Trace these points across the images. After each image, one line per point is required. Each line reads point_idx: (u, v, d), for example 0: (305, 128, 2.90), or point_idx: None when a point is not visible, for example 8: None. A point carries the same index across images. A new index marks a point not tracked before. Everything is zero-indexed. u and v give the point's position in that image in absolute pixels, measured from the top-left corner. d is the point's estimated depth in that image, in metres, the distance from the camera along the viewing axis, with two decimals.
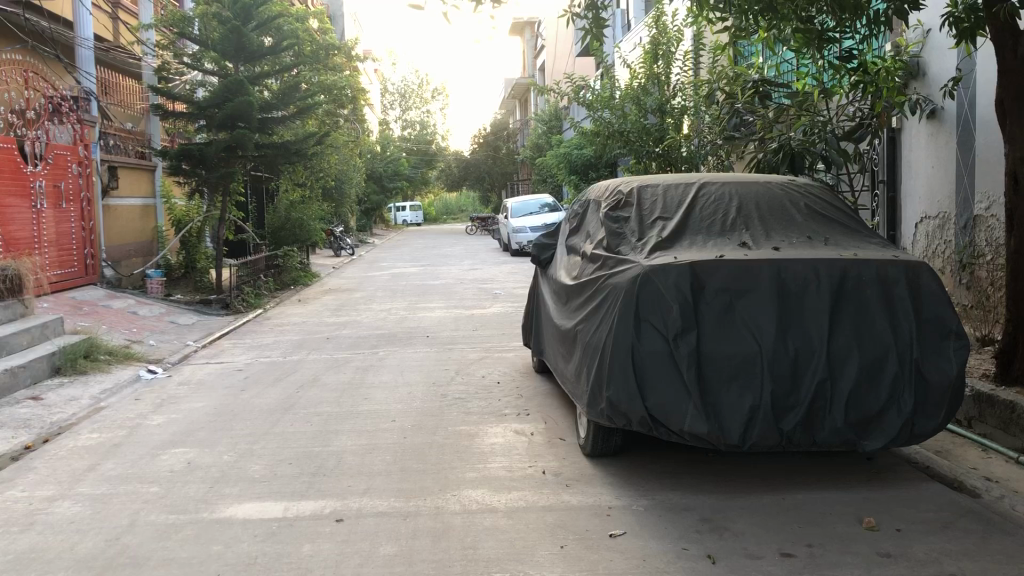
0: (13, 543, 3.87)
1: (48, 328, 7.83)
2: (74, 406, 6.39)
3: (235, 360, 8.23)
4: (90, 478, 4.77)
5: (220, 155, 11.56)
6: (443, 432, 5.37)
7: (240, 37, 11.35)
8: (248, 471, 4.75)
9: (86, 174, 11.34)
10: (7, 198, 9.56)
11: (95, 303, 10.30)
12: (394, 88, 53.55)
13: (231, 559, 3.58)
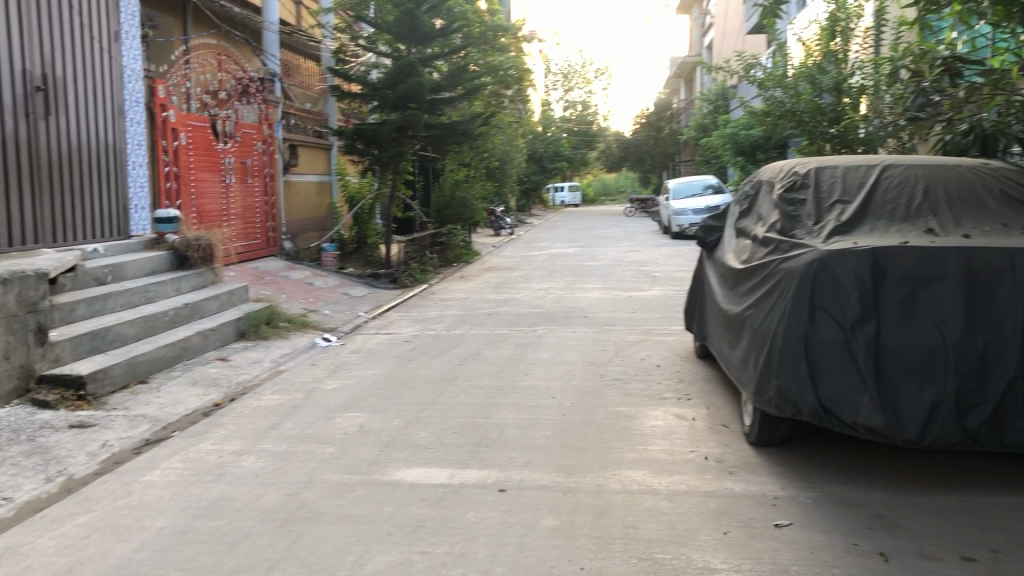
0: (206, 492, 4.21)
1: (234, 295, 8.40)
2: (258, 369, 6.84)
3: (402, 332, 8.56)
4: (272, 435, 5.11)
5: (391, 135, 11.96)
6: (602, 412, 5.39)
7: (412, 19, 11.69)
8: (416, 437, 4.94)
9: (269, 152, 12.07)
10: (200, 173, 10.30)
11: (276, 274, 10.95)
12: (557, 69, 53.74)
13: (401, 521, 3.74)
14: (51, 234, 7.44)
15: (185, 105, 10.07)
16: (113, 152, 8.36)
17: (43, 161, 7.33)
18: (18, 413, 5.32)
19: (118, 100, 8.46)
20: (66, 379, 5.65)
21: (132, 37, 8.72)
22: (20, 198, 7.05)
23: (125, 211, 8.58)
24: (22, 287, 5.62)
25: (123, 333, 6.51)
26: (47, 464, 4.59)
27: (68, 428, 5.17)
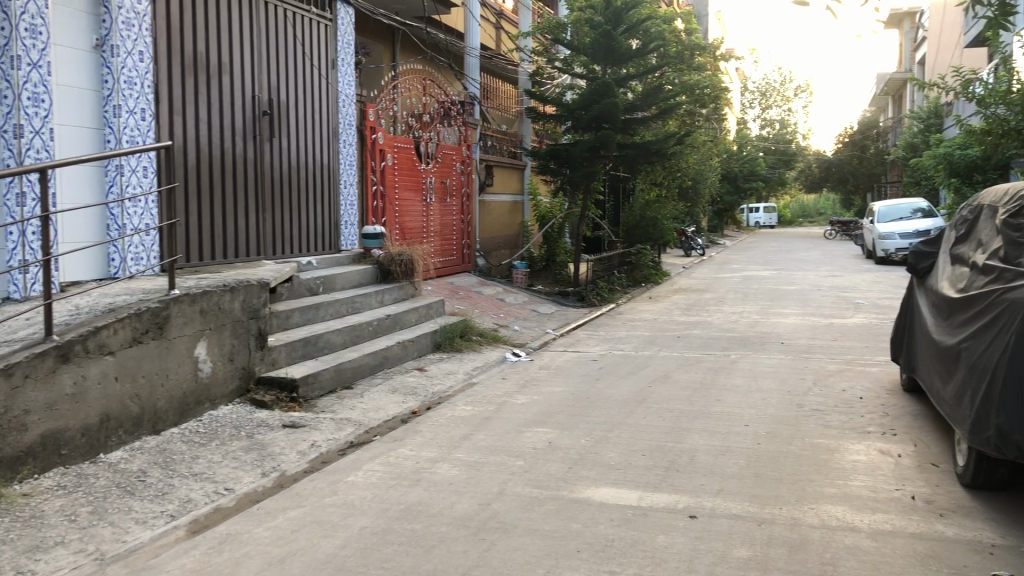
0: (405, 496, 4.41)
1: (432, 309, 8.75)
2: (452, 380, 7.09)
3: (591, 350, 8.61)
4: (465, 445, 5.28)
5: (584, 155, 12.13)
6: (799, 443, 5.20)
7: (609, 41, 11.79)
8: (605, 456, 4.96)
9: (467, 172, 12.50)
10: (404, 192, 10.82)
11: (470, 289, 11.31)
12: (755, 86, 52.40)
13: (590, 539, 3.77)
14: (271, 247, 8.05)
15: (391, 128, 10.63)
16: (327, 172, 8.95)
17: (266, 180, 7.96)
18: (240, 411, 5.81)
19: (333, 123, 9.06)
20: (281, 382, 6.10)
21: (348, 64, 9.27)
22: (246, 213, 7.68)
23: (337, 227, 9.15)
24: (246, 295, 6.07)
25: (331, 341, 6.94)
26: (264, 460, 4.97)
27: (281, 427, 5.57)
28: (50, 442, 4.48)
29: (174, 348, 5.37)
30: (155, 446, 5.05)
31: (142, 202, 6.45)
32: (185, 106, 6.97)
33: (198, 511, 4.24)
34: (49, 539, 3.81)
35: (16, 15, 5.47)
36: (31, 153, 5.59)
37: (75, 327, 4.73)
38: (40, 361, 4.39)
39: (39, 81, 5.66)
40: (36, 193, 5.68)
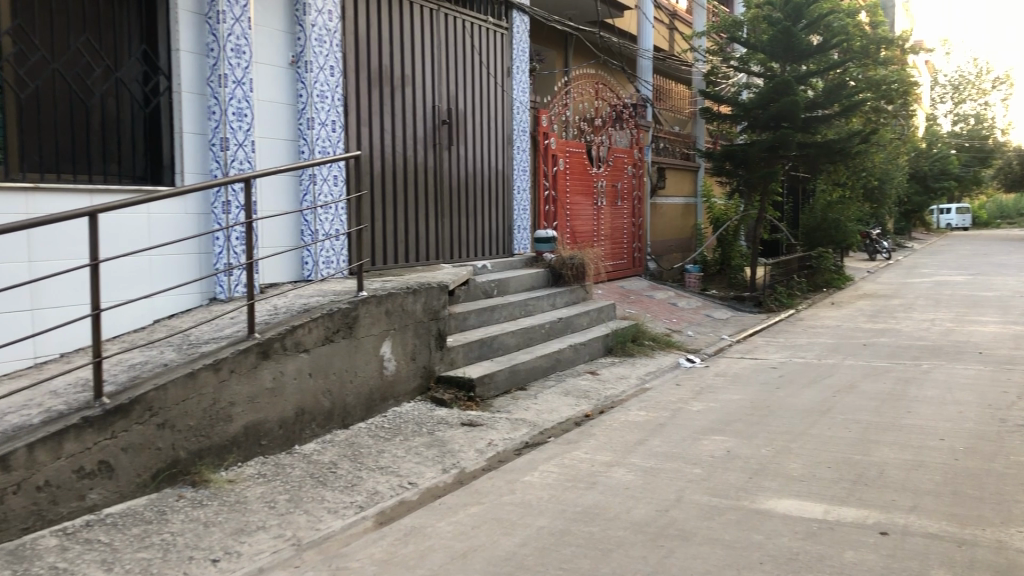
0: (582, 498, 4.44)
1: (604, 313, 8.75)
2: (625, 384, 7.07)
3: (769, 358, 8.34)
4: (640, 451, 5.25)
5: (762, 155, 11.85)
6: (1002, 461, 4.83)
7: (789, 37, 11.39)
8: (786, 467, 4.80)
9: (639, 175, 12.44)
10: (575, 196, 10.91)
11: (641, 293, 11.25)
12: (946, 79, 49.20)
13: (774, 551, 3.65)
14: (448, 251, 8.32)
15: (564, 133, 10.73)
16: (502, 177, 9.14)
17: (445, 186, 8.23)
18: (421, 408, 6.03)
19: (508, 130, 9.24)
20: (459, 381, 6.28)
21: (523, 72, 9.42)
22: (426, 219, 7.97)
23: (510, 231, 9.33)
24: (427, 297, 6.27)
25: (506, 343, 7.08)
26: (444, 456, 5.13)
27: (460, 425, 5.73)
28: (251, 433, 4.82)
29: (362, 346, 5.64)
30: (344, 439, 5.33)
31: (333, 209, 6.81)
32: (372, 117, 7.30)
33: (384, 503, 4.43)
34: (252, 523, 4.10)
35: (224, 37, 5.96)
36: (235, 164, 6.07)
37: (274, 326, 5.07)
38: (244, 356, 4.75)
39: (242, 98, 6.12)
40: (239, 202, 6.12)
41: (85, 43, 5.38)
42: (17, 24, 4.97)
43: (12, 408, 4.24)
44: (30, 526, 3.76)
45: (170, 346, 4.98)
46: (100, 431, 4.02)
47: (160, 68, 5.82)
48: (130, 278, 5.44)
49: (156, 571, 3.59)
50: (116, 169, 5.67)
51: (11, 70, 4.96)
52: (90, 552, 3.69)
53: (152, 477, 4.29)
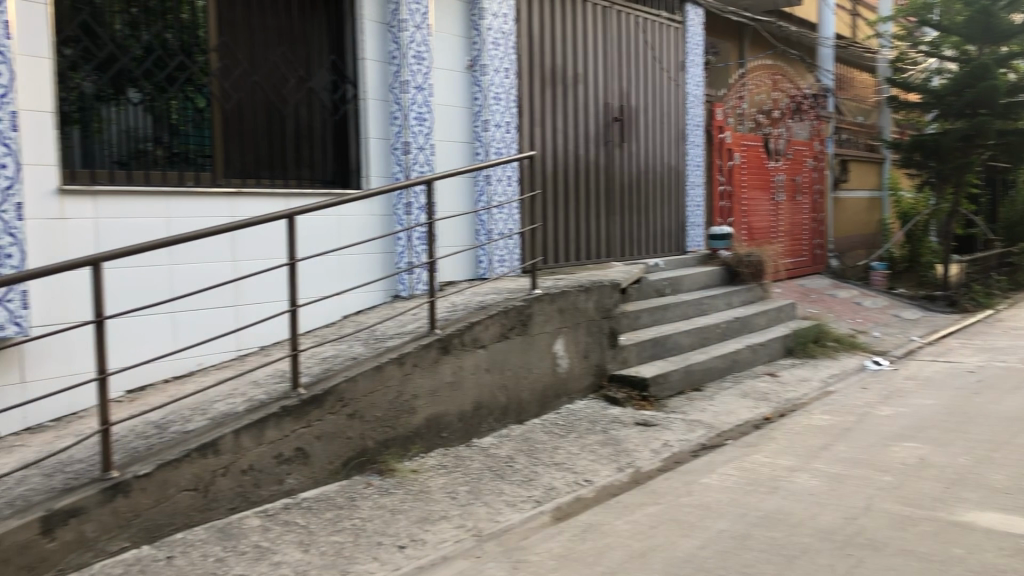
0: (763, 502, 4.31)
1: (783, 312, 8.45)
2: (806, 387, 6.81)
3: (966, 361, 7.80)
4: (825, 456, 5.04)
5: (957, 144, 11.09)
6: None
7: (987, 18, 10.70)
8: (989, 478, 4.48)
9: (820, 169, 11.96)
10: (752, 191, 10.61)
11: (822, 292, 10.80)
12: None
13: (976, 567, 3.42)
14: (620, 249, 8.30)
15: (740, 126, 10.47)
16: (675, 173, 9.03)
17: (618, 184, 8.22)
18: (596, 406, 6.06)
19: (682, 125, 9.12)
20: (633, 380, 6.24)
21: (697, 65, 9.27)
22: (598, 217, 7.99)
23: (683, 228, 9.21)
24: (600, 295, 6.28)
25: (680, 342, 6.98)
26: (619, 455, 5.12)
27: (635, 425, 5.71)
28: (432, 425, 4.99)
29: (536, 343, 5.72)
30: (521, 435, 5.42)
31: (507, 208, 6.94)
32: (546, 117, 7.40)
33: (561, 498, 4.47)
34: (435, 513, 4.24)
35: (406, 45, 6.19)
36: (416, 167, 6.30)
37: (453, 322, 5.23)
38: (426, 351, 4.92)
39: (423, 103, 6.34)
40: (420, 203, 6.33)
41: (281, 56, 5.75)
42: (222, 40, 5.40)
43: (220, 396, 4.59)
44: (236, 506, 4.06)
45: (357, 341, 5.23)
46: (296, 420, 4.28)
47: (347, 76, 6.13)
48: (320, 277, 5.77)
49: (348, 554, 3.78)
50: (309, 174, 6.02)
51: (217, 83, 5.39)
52: (289, 534, 3.94)
53: (344, 465, 4.53)
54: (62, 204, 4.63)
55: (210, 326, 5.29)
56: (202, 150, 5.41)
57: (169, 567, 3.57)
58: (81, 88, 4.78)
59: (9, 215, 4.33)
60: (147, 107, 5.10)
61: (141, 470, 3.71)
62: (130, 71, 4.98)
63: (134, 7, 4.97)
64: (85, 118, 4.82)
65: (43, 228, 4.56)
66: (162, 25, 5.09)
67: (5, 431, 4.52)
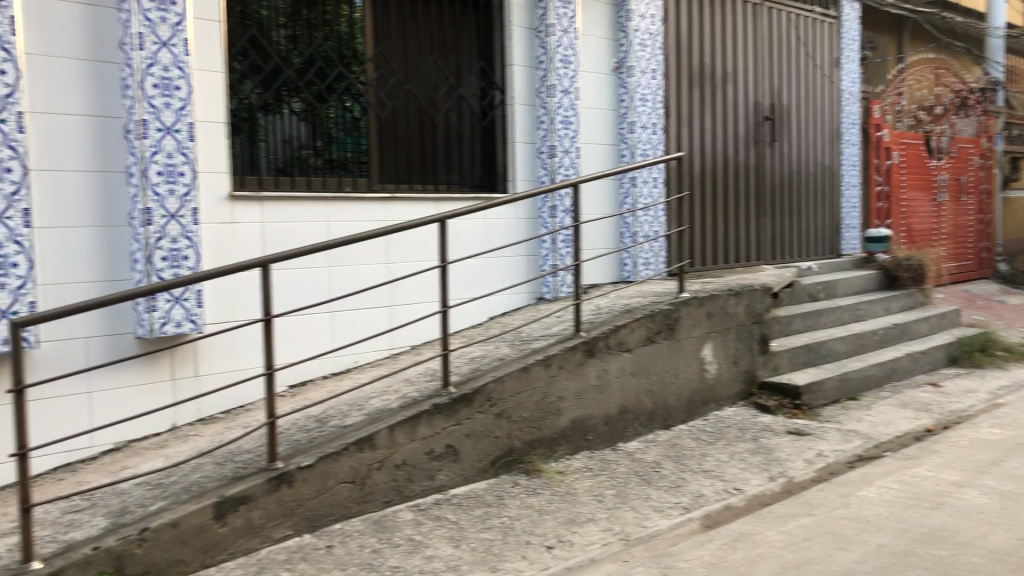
0: (927, 518, 4.11)
1: (946, 319, 8.00)
2: (973, 398, 6.43)
3: None
4: (995, 472, 4.75)
5: None
6: None
7: None
8: None
9: (987, 167, 11.27)
10: (912, 192, 10.10)
11: (990, 298, 10.16)
12: None
13: None
14: (770, 252, 8.08)
15: (898, 123, 10.01)
16: (828, 173, 8.71)
17: (768, 185, 8.01)
18: (744, 414, 5.92)
19: (836, 123, 8.79)
20: (784, 388, 6.06)
21: (853, 61, 8.90)
22: (746, 219, 7.81)
23: (837, 230, 8.87)
24: (750, 299, 6.13)
25: (835, 349, 6.73)
26: (770, 464, 4.98)
27: (786, 433, 5.54)
28: (579, 427, 5.02)
29: (683, 348, 5.64)
30: (667, 440, 5.37)
31: (653, 211, 6.89)
32: (693, 118, 7.29)
33: (709, 506, 4.40)
34: (582, 515, 4.26)
35: (553, 49, 6.23)
36: (562, 170, 6.32)
37: (600, 325, 5.23)
38: (572, 354, 4.95)
39: (569, 106, 6.37)
40: (566, 206, 6.35)
41: (432, 63, 5.92)
42: (378, 50, 5.61)
43: (375, 393, 4.77)
44: (390, 500, 4.20)
45: (505, 342, 5.31)
46: (447, 418, 4.39)
47: (496, 82, 6.24)
48: (468, 279, 5.91)
49: (498, 551, 3.85)
50: (458, 178, 6.17)
51: (373, 93, 5.60)
52: (440, 529, 4.05)
53: (492, 464, 4.61)
54: (232, 209, 4.93)
55: (365, 326, 5.50)
56: (358, 156, 5.62)
57: (329, 556, 3.74)
58: (248, 99, 5.07)
59: (186, 219, 4.64)
60: (308, 117, 5.34)
61: (304, 461, 3.90)
62: (294, 83, 5.24)
63: (297, 22, 5.24)
64: (251, 127, 5.12)
65: (215, 231, 4.87)
66: (322, 38, 5.33)
67: (181, 421, 4.85)
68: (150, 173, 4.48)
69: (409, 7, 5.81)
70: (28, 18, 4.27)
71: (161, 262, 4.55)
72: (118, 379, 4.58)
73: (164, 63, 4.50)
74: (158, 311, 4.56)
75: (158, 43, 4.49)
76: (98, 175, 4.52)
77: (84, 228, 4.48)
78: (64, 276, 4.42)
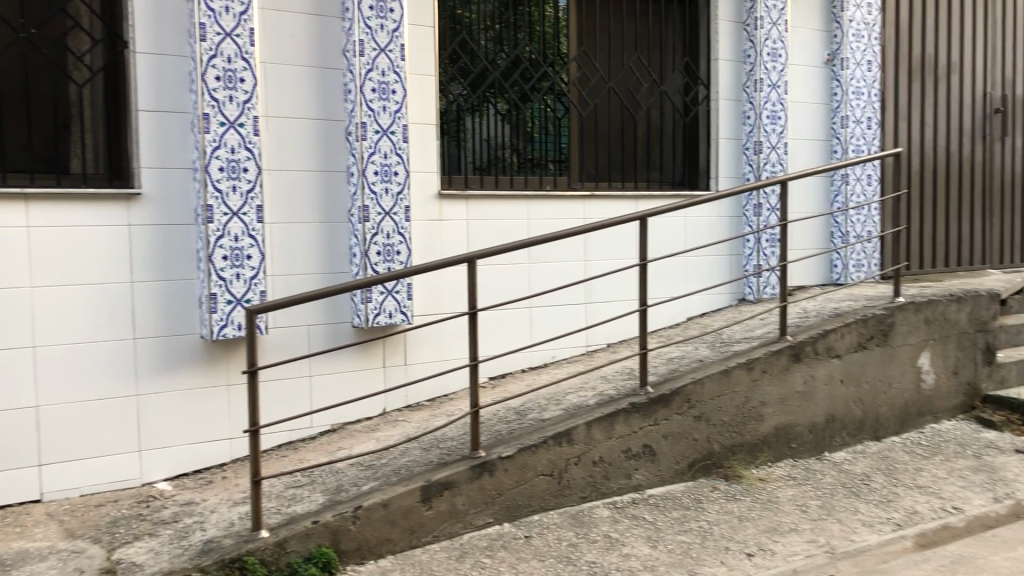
0: None
1: None
2: None
3: None
4: None
5: None
6: None
7: None
8: None
9: None
10: None
11: None
12: None
13: None
14: (998, 255, 7.46)
15: None
16: None
17: (996, 182, 7.40)
18: (965, 428, 5.51)
19: None
20: (1012, 402, 5.59)
21: None
22: (970, 219, 7.26)
23: None
24: (975, 305, 5.69)
25: None
26: (995, 484, 4.61)
27: (1014, 452, 5.11)
28: (782, 434, 4.85)
29: (898, 356, 5.32)
30: (878, 452, 5.09)
31: (867, 210, 6.53)
32: (912, 111, 6.84)
33: (925, 523, 4.13)
34: (785, 524, 4.12)
35: (761, 42, 6.04)
36: (769, 167, 6.13)
37: (806, 329, 5.04)
38: (776, 358, 4.80)
39: (777, 101, 6.14)
40: (772, 204, 6.12)
41: (636, 61, 5.91)
42: (582, 50, 5.67)
43: (573, 389, 4.83)
44: (588, 496, 4.24)
45: (704, 343, 5.22)
46: (645, 417, 4.38)
47: (700, 78, 6.15)
48: (667, 277, 5.88)
49: (696, 554, 3.80)
50: (658, 176, 6.13)
51: (575, 92, 5.67)
52: (637, 528, 4.04)
53: (690, 466, 4.54)
54: (440, 207, 5.14)
55: (563, 322, 5.57)
56: (561, 156, 5.70)
57: (528, 546, 3.83)
58: (457, 100, 5.26)
59: (400, 217, 4.84)
60: (512, 117, 5.47)
61: (505, 452, 4.02)
62: (500, 84, 5.38)
63: (502, 25, 5.38)
64: (460, 128, 5.31)
65: (426, 228, 5.10)
66: (527, 40, 5.45)
67: (391, 407, 5.11)
68: (368, 172, 4.74)
69: (615, 5, 5.84)
70: (264, 29, 4.64)
71: (376, 256, 4.78)
72: (335, 365, 4.89)
73: (382, 68, 4.74)
74: (373, 302, 4.80)
75: (377, 49, 4.72)
76: (321, 174, 4.84)
77: (309, 224, 4.82)
78: (291, 268, 4.77)
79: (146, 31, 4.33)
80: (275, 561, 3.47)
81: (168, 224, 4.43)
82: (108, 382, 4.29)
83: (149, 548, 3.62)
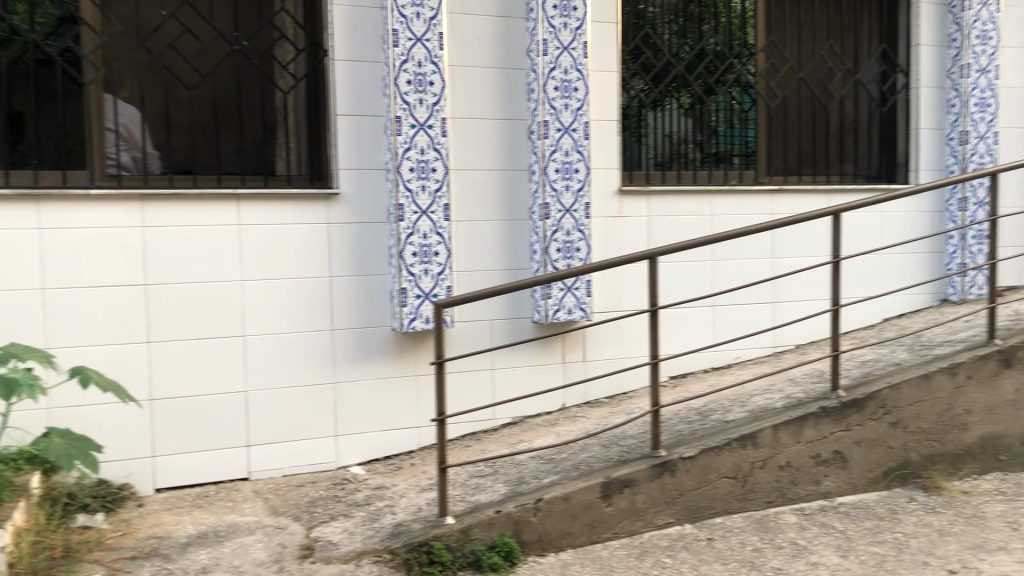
0: None
1: None
2: None
3: None
4: None
5: None
6: None
7: None
8: None
9: None
10: None
11: None
12: None
13: None
14: None
15: None
16: None
17: None
18: None
19: None
20: None
21: None
22: None
23: None
24: None
25: None
26: None
27: None
28: (989, 445, 4.51)
29: None
30: None
31: None
32: None
33: None
34: (993, 542, 3.83)
35: (968, 25, 5.60)
36: (975, 158, 5.67)
37: (1019, 332, 4.66)
38: (983, 363, 4.46)
39: (987, 86, 5.64)
40: (981, 198, 5.64)
41: (828, 50, 5.68)
42: (771, 40, 5.49)
43: (758, 390, 4.70)
44: (773, 500, 4.11)
45: (902, 346, 4.93)
46: (836, 422, 4.20)
47: (898, 65, 5.82)
48: (861, 276, 5.61)
49: (891, 567, 3.60)
50: (852, 169, 5.87)
51: (763, 83, 5.51)
52: (827, 536, 3.88)
53: (885, 475, 4.31)
54: (621, 204, 5.12)
55: (748, 321, 5.43)
56: (747, 151, 5.55)
57: (710, 548, 3.76)
58: (638, 96, 5.23)
59: (580, 214, 4.82)
60: (696, 111, 5.38)
61: (686, 452, 3.96)
62: (684, 78, 5.30)
63: (686, 18, 5.30)
64: (643, 124, 5.27)
65: (606, 225, 5.10)
66: (713, 32, 5.35)
67: (571, 402, 5.15)
68: (549, 170, 4.80)
69: None
70: (453, 33, 4.80)
71: (556, 253, 4.83)
72: (517, 359, 5.00)
73: (564, 66, 4.74)
74: (553, 298, 4.85)
75: (560, 47, 4.73)
76: (505, 173, 4.95)
77: (493, 221, 4.94)
78: (476, 264, 4.91)
79: (345, 40, 4.58)
80: (460, 547, 3.58)
81: (363, 223, 4.66)
82: (309, 371, 4.57)
83: (344, 528, 3.84)
